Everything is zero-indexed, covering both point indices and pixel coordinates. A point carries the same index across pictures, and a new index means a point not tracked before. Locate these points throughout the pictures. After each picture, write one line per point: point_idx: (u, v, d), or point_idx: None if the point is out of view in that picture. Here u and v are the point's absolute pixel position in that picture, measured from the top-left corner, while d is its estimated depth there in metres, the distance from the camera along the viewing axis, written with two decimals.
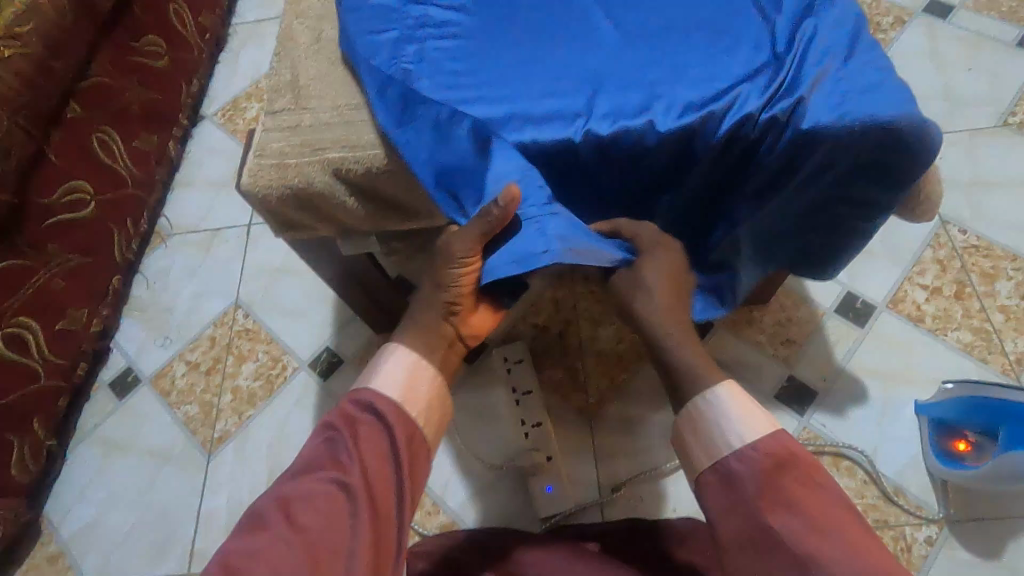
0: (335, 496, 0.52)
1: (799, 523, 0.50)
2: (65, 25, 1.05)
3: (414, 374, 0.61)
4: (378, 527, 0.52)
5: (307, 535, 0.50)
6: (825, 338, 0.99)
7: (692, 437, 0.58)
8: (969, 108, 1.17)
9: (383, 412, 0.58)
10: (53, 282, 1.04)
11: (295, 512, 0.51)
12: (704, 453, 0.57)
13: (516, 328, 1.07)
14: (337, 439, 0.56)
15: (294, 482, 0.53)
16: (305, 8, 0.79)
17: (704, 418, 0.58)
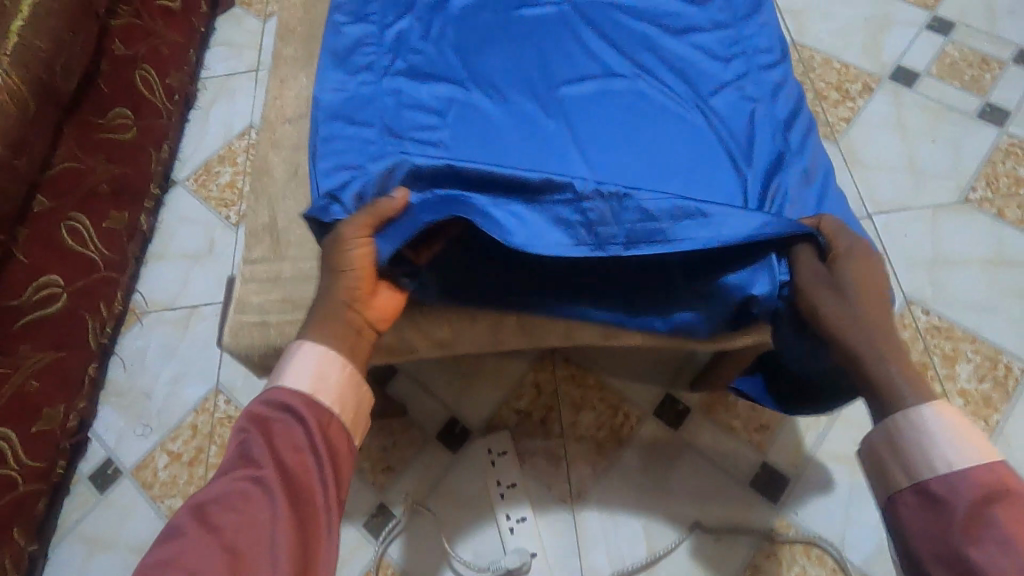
0: (249, 493, 0.51)
1: (1012, 560, 0.47)
2: (27, 118, 1.02)
3: (323, 363, 0.59)
4: (301, 519, 0.51)
5: (222, 534, 0.49)
6: (796, 424, 1.03)
7: (887, 453, 0.56)
8: (933, 182, 1.21)
9: (291, 405, 0.57)
10: (27, 382, 1.06)
11: (212, 514, 0.50)
12: (901, 468, 0.55)
13: (499, 415, 1.08)
14: (249, 437, 0.54)
15: (206, 486, 0.52)
16: (280, 136, 0.78)
17: (901, 437, 0.55)
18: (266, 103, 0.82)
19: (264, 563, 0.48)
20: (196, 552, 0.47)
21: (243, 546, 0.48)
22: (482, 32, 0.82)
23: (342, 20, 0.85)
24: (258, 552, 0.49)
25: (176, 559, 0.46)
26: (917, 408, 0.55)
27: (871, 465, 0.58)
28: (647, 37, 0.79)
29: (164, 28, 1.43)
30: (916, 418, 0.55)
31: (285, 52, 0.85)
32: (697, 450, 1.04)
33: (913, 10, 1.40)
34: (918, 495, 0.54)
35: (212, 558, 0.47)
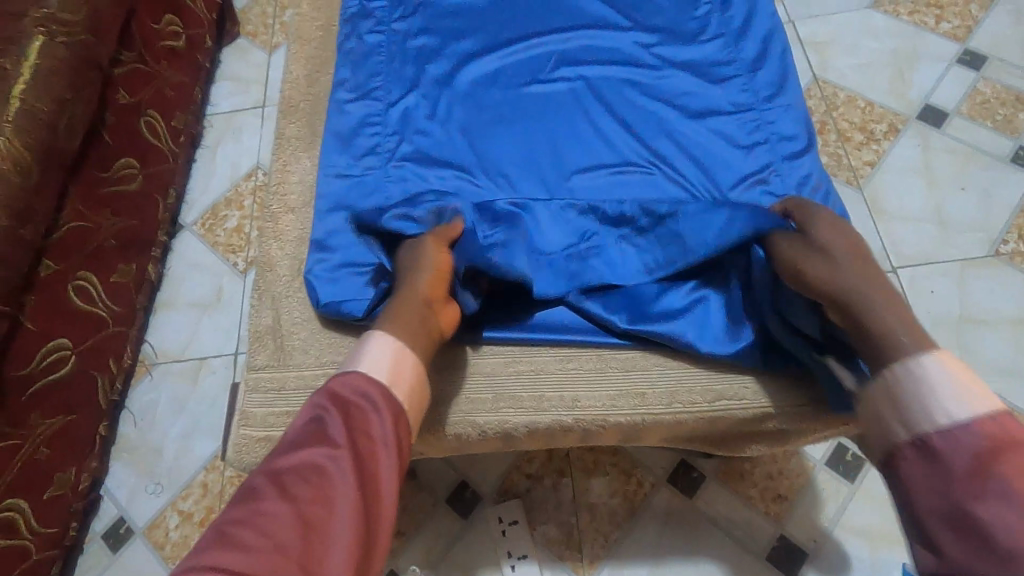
0: (323, 469, 0.55)
1: (1017, 518, 0.49)
2: (33, 185, 1.01)
3: (399, 357, 0.62)
4: (369, 492, 0.55)
5: (296, 502, 0.52)
6: (815, 495, 1.01)
7: (887, 404, 0.58)
8: (961, 234, 1.16)
9: (364, 390, 0.60)
10: (38, 453, 1.03)
11: (289, 484, 0.54)
12: (900, 422, 0.57)
13: (509, 480, 1.07)
14: (324, 414, 0.58)
15: (284, 456, 0.56)
16: (284, 228, 0.77)
17: (902, 390, 0.57)
18: (270, 190, 0.80)
19: (335, 533, 0.52)
20: (272, 517, 0.51)
21: (317, 519, 0.52)
22: (496, 109, 0.81)
23: (346, 96, 0.83)
24: (329, 523, 0.52)
25: (257, 523, 0.51)
26: (918, 358, 0.57)
27: (868, 414, 0.60)
28: (663, 118, 0.80)
29: (169, 69, 1.37)
30: (916, 368, 0.57)
31: (288, 131, 0.83)
32: (711, 519, 1.01)
33: (943, 42, 1.33)
34: (917, 449, 0.56)
35: (290, 527, 0.50)
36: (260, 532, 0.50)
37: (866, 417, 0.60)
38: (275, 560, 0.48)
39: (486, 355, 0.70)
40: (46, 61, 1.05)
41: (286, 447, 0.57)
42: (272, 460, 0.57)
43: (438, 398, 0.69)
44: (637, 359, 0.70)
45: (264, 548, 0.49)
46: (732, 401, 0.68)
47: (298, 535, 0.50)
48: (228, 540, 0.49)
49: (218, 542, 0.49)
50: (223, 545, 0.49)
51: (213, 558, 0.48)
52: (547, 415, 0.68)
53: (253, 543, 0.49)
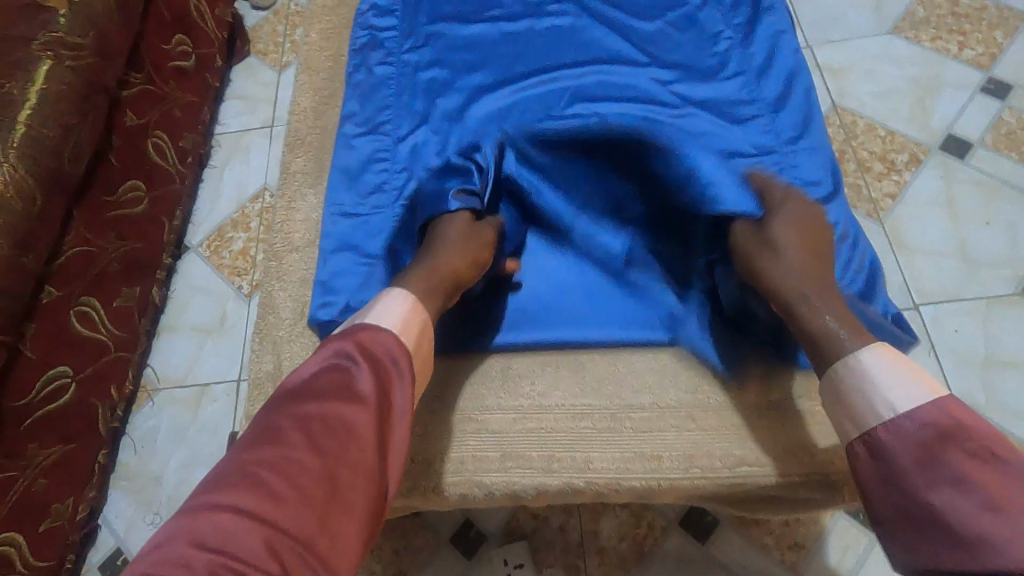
0: (346, 425, 0.57)
1: (969, 502, 0.54)
2: (36, 211, 0.99)
3: (421, 328, 0.65)
4: (384, 450, 0.59)
5: (320, 454, 0.55)
6: (833, 544, 0.97)
7: (836, 402, 0.63)
8: (986, 271, 1.12)
9: (395, 353, 0.63)
10: (35, 484, 1.01)
11: (313, 433, 0.56)
12: (849, 419, 0.62)
13: (516, 520, 1.03)
14: (353, 368, 0.60)
15: (310, 402, 0.58)
16: (288, 267, 0.78)
17: (847, 390, 0.62)
18: (275, 227, 0.81)
19: (356, 493, 0.55)
20: (298, 467, 0.54)
21: (341, 476, 0.55)
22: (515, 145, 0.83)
23: (353, 130, 0.84)
24: (351, 481, 0.55)
25: (282, 469, 0.53)
26: (858, 356, 0.62)
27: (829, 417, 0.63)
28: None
29: (177, 89, 1.36)
30: (857, 368, 0.61)
31: (294, 165, 0.84)
32: (724, 567, 0.97)
33: (966, 70, 1.29)
34: (866, 445, 0.60)
35: (315, 480, 0.54)
36: (286, 481, 0.53)
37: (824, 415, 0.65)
38: (301, 511, 0.52)
39: (494, 411, 0.71)
40: (53, 86, 1.03)
41: (307, 391, 0.59)
42: (295, 401, 0.59)
43: (441, 458, 0.68)
44: (652, 421, 0.69)
45: (291, 498, 0.52)
46: (754, 466, 0.66)
47: (321, 488, 0.54)
48: (255, 485, 0.52)
49: (244, 485, 0.52)
50: (250, 487, 0.52)
51: (240, 501, 0.51)
52: (556, 477, 0.66)
53: (282, 489, 0.52)
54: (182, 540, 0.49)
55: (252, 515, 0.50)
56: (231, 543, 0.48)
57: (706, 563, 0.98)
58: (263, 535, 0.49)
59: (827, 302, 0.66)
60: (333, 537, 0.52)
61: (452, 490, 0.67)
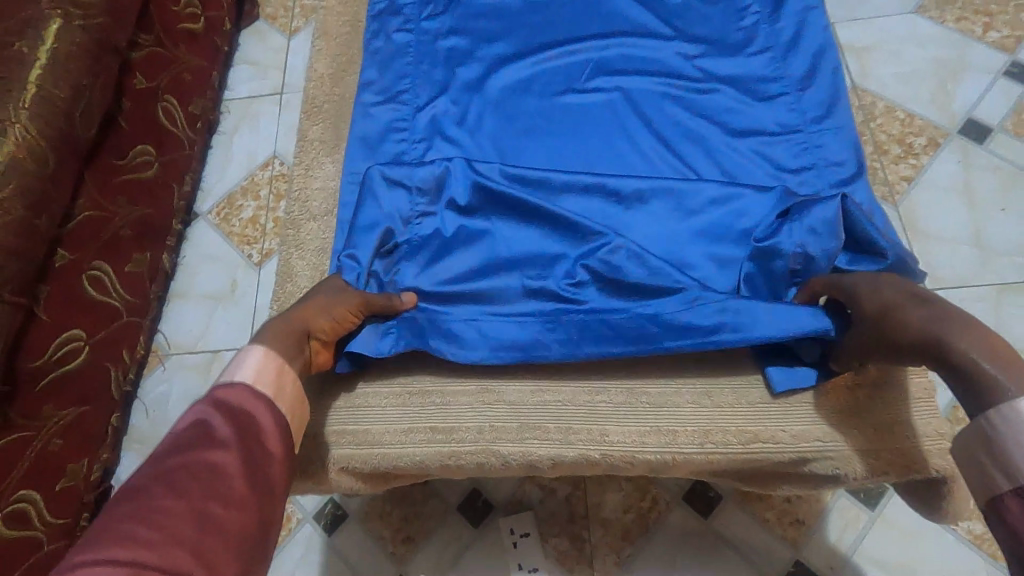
0: (213, 470, 0.51)
1: None
2: (48, 174, 0.99)
3: (281, 368, 0.60)
4: (262, 485, 0.54)
5: (189, 501, 0.49)
6: (834, 521, 0.99)
7: (983, 451, 0.52)
8: (999, 259, 1.12)
9: (251, 400, 0.57)
10: (50, 445, 1.03)
11: (176, 482, 0.49)
12: (1001, 471, 0.50)
13: (522, 490, 1.05)
14: (209, 418, 0.55)
15: (165, 459, 0.51)
16: (306, 236, 0.77)
17: (999, 433, 0.51)
18: (292, 195, 0.81)
19: (230, 537, 0.49)
20: (164, 515, 0.47)
21: (213, 516, 0.49)
22: (533, 115, 0.82)
23: (372, 99, 0.83)
24: (225, 523, 0.49)
25: (148, 518, 0.46)
26: (1014, 401, 0.51)
27: (966, 462, 0.53)
28: (706, 134, 0.80)
29: (187, 53, 1.34)
30: (1013, 409, 0.51)
31: (311, 133, 0.83)
32: (727, 541, 1.00)
33: (990, 53, 1.27)
34: (1022, 497, 0.49)
35: (186, 522, 0.47)
36: (155, 527, 0.46)
37: (962, 463, 0.54)
38: (170, 554, 0.45)
39: (512, 382, 0.71)
40: (63, 45, 1.02)
41: (164, 451, 0.53)
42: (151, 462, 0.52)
43: (459, 427, 0.69)
44: (669, 396, 0.69)
45: (159, 543, 0.45)
46: (768, 443, 0.67)
47: (193, 531, 0.47)
48: (116, 538, 0.45)
49: (108, 540, 0.44)
50: (116, 540, 0.44)
51: (104, 555, 0.43)
52: (573, 449, 0.67)
53: (144, 536, 0.45)
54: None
55: (118, 563, 0.43)
56: None
57: (708, 536, 1.00)
58: None
59: (979, 338, 0.54)
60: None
61: (470, 459, 0.68)
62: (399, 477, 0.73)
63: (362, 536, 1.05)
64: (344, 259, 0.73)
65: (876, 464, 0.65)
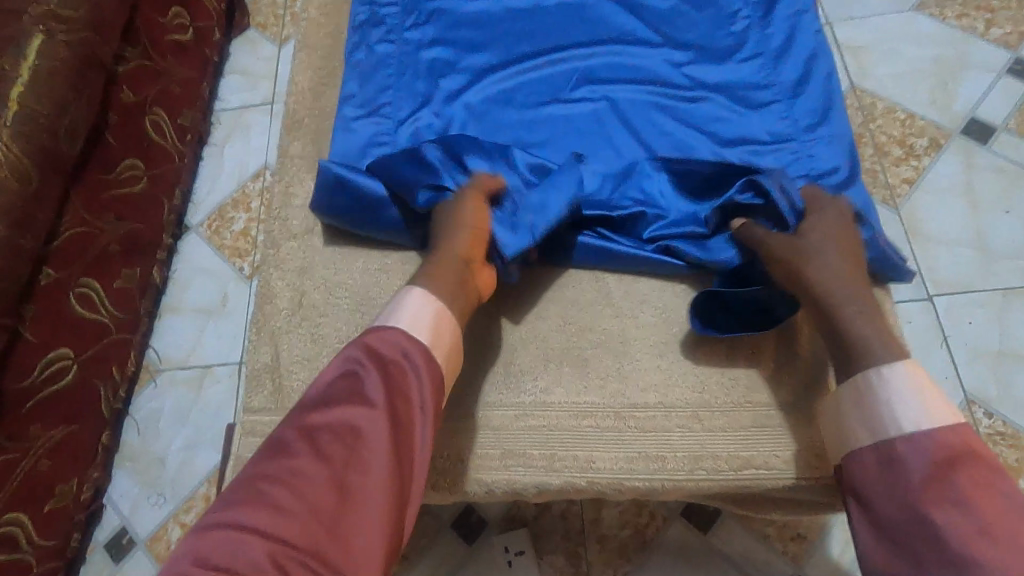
0: (356, 433, 0.56)
1: (968, 525, 0.51)
2: (33, 192, 0.98)
3: (436, 320, 0.63)
4: (402, 456, 0.57)
5: (331, 464, 0.54)
6: (837, 536, 0.96)
7: (851, 409, 0.60)
8: (1003, 261, 1.09)
9: (404, 353, 0.60)
10: (38, 465, 1.02)
11: (323, 443, 0.55)
12: (864, 429, 0.59)
13: (516, 507, 1.03)
14: (361, 372, 0.59)
15: (314, 414, 0.57)
16: (285, 255, 0.76)
17: (865, 396, 0.59)
18: (272, 214, 0.79)
19: (366, 505, 0.54)
20: (305, 480, 0.53)
21: (352, 482, 0.54)
22: (519, 123, 0.80)
23: (353, 113, 0.81)
24: (364, 488, 0.54)
25: (292, 481, 0.53)
26: (884, 367, 0.59)
27: (834, 418, 0.62)
28: (694, 144, 0.78)
29: (176, 65, 1.32)
30: (878, 378, 0.59)
31: (292, 148, 0.81)
32: (726, 558, 0.97)
33: (993, 50, 1.24)
34: (878, 453, 0.57)
35: (323, 490, 0.53)
36: (295, 492, 0.52)
37: (831, 415, 0.63)
38: (305, 525, 0.51)
39: (495, 408, 0.68)
40: (46, 61, 1.00)
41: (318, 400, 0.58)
42: (309, 409, 0.58)
43: (442, 455, 0.67)
44: (656, 421, 0.67)
45: (297, 510, 0.51)
46: (760, 469, 0.65)
47: (330, 498, 0.52)
48: (260, 498, 0.51)
49: (252, 500, 0.51)
50: (255, 500, 0.51)
51: (244, 517, 0.50)
52: (558, 476, 0.66)
53: (283, 500, 0.51)
54: (188, 555, 0.48)
55: (256, 529, 0.49)
56: (230, 558, 0.48)
57: (707, 552, 0.98)
58: (267, 549, 0.49)
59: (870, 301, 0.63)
60: (343, 548, 0.51)
61: (454, 488, 0.66)
62: None
63: None
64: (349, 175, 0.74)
65: None
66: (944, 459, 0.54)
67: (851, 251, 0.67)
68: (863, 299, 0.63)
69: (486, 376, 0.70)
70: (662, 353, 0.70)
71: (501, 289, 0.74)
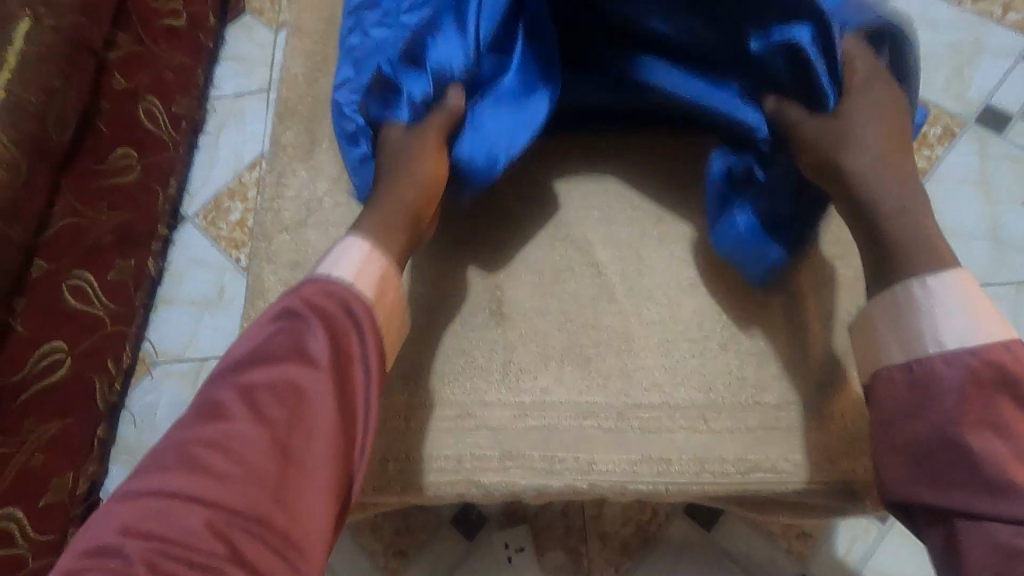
0: (296, 392, 0.55)
1: (1005, 448, 0.50)
2: (19, 183, 0.95)
3: (366, 270, 0.62)
4: (346, 413, 0.56)
5: (272, 426, 0.53)
6: (842, 535, 0.94)
7: (889, 322, 0.56)
8: (1018, 255, 1.07)
9: (347, 305, 0.60)
10: (32, 459, 1.01)
11: (261, 405, 0.54)
12: (900, 344, 0.56)
13: (516, 503, 1.02)
14: (301, 329, 0.57)
15: (253, 371, 0.56)
16: (277, 248, 0.73)
17: (908, 309, 0.55)
18: (263, 205, 0.77)
19: (311, 467, 0.53)
20: (246, 441, 0.52)
21: (294, 445, 0.53)
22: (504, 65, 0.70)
23: (346, 97, 0.77)
24: (307, 451, 0.54)
25: (229, 445, 0.52)
26: (928, 282, 0.55)
27: (870, 338, 0.58)
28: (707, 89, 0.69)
29: (168, 50, 1.29)
30: (926, 291, 0.55)
31: (284, 137, 0.79)
32: (730, 555, 0.96)
33: (1010, 35, 1.20)
34: (908, 372, 0.55)
35: (264, 452, 0.52)
36: (234, 457, 0.52)
37: (862, 333, 0.59)
38: (244, 491, 0.51)
39: (493, 407, 0.66)
40: (34, 47, 0.97)
41: (261, 354, 0.57)
42: (244, 367, 0.57)
43: (439, 456, 0.65)
44: (661, 421, 0.65)
45: (237, 476, 0.51)
46: (768, 471, 0.63)
47: (270, 463, 0.52)
48: (199, 465, 0.51)
49: (191, 466, 0.51)
50: (192, 466, 0.51)
51: (183, 483, 0.50)
52: (558, 479, 0.64)
53: (221, 463, 0.51)
54: (125, 519, 0.49)
55: (193, 497, 0.50)
56: (169, 527, 0.48)
57: (709, 549, 0.97)
58: (206, 517, 0.49)
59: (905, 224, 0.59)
60: (285, 508, 0.51)
61: (450, 489, 0.65)
62: (377, 504, 0.70)
63: (351, 551, 1.02)
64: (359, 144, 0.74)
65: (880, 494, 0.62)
66: (985, 377, 0.52)
67: (895, 140, 0.62)
68: (901, 214, 0.59)
69: (484, 376, 0.68)
70: (667, 352, 0.68)
71: (499, 282, 0.72)
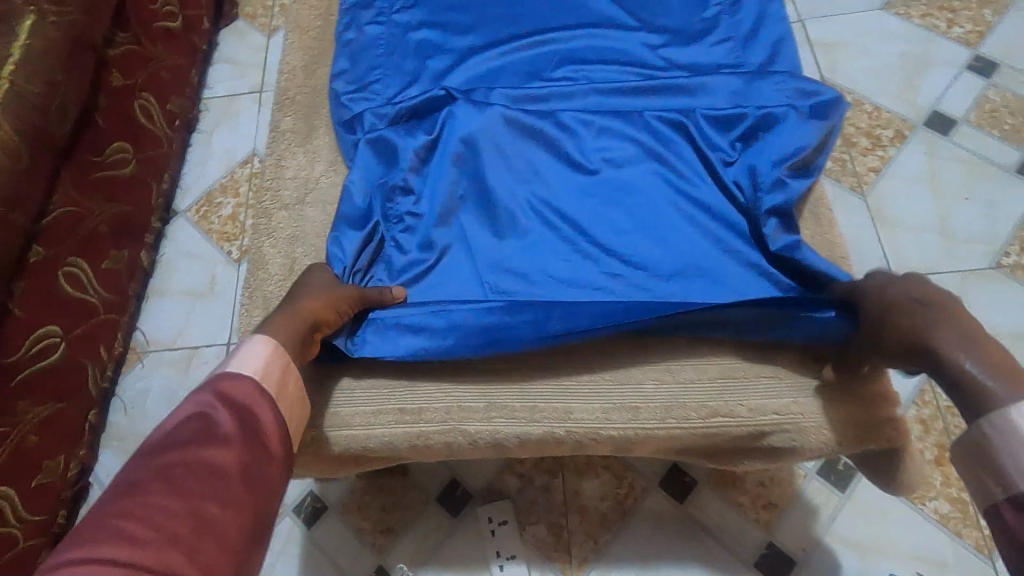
0: (210, 466, 0.53)
1: None
2: (21, 168, 0.98)
3: (275, 357, 0.62)
4: (256, 482, 0.55)
5: (187, 498, 0.51)
6: (807, 502, 1.01)
7: (982, 464, 0.51)
8: (963, 247, 1.15)
9: (255, 391, 0.59)
10: (26, 440, 1.03)
11: (174, 479, 0.51)
12: (997, 480, 0.50)
13: (500, 480, 1.06)
14: (211, 412, 0.56)
15: (164, 453, 0.53)
16: (276, 224, 0.79)
17: (991, 439, 0.51)
18: (264, 185, 0.83)
19: (226, 534, 0.51)
20: (157, 512, 0.49)
21: (209, 513, 0.51)
22: (495, 196, 0.79)
23: (344, 88, 0.86)
24: (222, 520, 0.51)
25: (141, 515, 0.48)
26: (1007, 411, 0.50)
27: (965, 471, 0.53)
28: (680, 217, 0.78)
29: (165, 51, 1.34)
30: (1006, 419, 0.50)
31: (284, 124, 0.86)
32: (702, 526, 1.01)
33: (954, 47, 1.30)
34: (1016, 506, 0.49)
35: (181, 519, 0.49)
36: (149, 525, 0.48)
37: (964, 476, 0.53)
38: (162, 552, 0.46)
39: (478, 364, 0.72)
40: (37, 41, 1.01)
41: (161, 446, 0.54)
42: (152, 454, 0.54)
43: (428, 409, 0.70)
44: (632, 374, 0.71)
45: (152, 541, 0.47)
46: (727, 418, 0.69)
47: (186, 528, 0.49)
48: (111, 535, 0.46)
49: (99, 536, 0.46)
50: (103, 537, 0.46)
51: (95, 552, 0.45)
52: (539, 426, 0.69)
53: (136, 531, 0.47)
54: None
55: (108, 561, 0.44)
56: None
57: (683, 521, 1.02)
58: None
59: (969, 343, 0.55)
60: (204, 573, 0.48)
61: (438, 438, 0.70)
62: (369, 460, 0.74)
63: (340, 528, 1.05)
64: (333, 249, 0.76)
65: (832, 437, 0.67)
66: None
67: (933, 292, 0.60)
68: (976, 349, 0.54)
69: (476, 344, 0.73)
70: None
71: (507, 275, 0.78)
